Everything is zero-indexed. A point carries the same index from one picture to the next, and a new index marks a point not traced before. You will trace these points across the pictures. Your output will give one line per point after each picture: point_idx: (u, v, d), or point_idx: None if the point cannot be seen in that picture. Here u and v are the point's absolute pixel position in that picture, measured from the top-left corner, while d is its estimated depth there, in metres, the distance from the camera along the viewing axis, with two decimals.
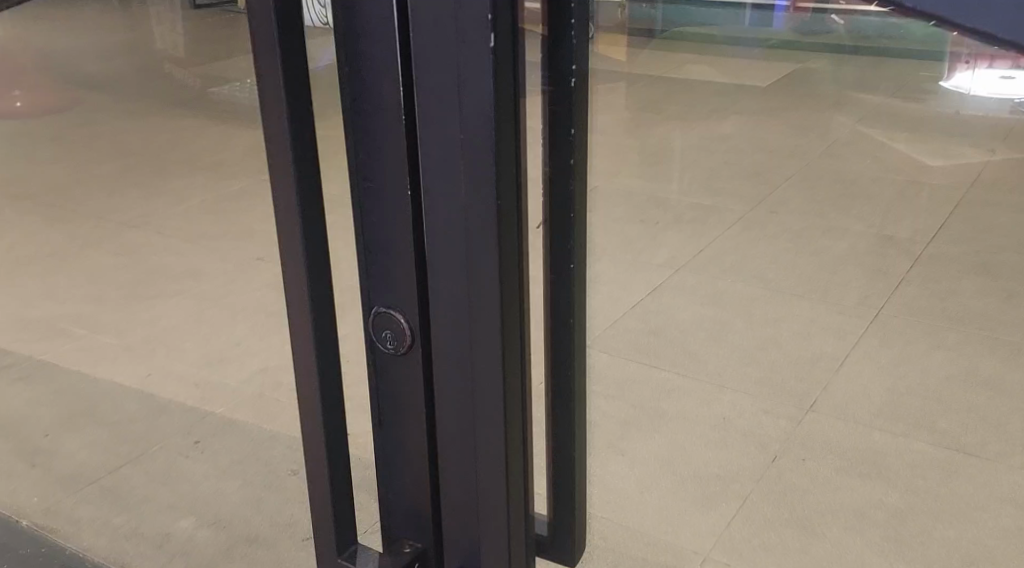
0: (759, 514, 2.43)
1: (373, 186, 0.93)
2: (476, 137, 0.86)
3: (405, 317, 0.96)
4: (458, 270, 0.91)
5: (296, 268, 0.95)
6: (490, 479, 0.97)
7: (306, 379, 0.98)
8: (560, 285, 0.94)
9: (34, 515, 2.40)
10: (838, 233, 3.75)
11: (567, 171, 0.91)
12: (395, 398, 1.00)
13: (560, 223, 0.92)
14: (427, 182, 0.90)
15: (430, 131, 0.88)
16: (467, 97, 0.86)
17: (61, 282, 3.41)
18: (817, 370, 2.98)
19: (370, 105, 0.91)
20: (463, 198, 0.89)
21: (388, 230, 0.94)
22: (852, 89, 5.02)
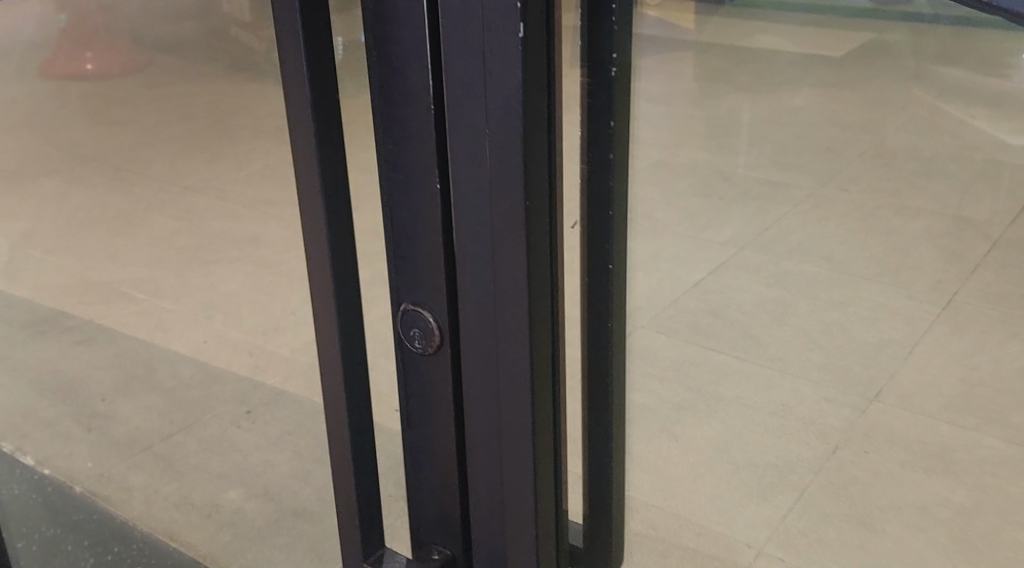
0: (816, 507, 2.37)
1: (401, 179, 0.88)
2: (506, 126, 0.81)
3: (433, 315, 0.91)
4: (486, 270, 0.86)
5: (320, 261, 0.91)
6: (517, 488, 0.92)
7: (330, 373, 0.94)
8: (596, 283, 0.90)
9: (88, 481, 2.44)
10: (911, 212, 3.63)
11: (606, 165, 0.87)
12: (422, 400, 0.95)
13: (597, 216, 0.88)
14: (456, 175, 0.85)
15: (459, 120, 0.83)
16: (495, 87, 0.81)
17: (123, 248, 3.44)
18: (885, 358, 2.89)
19: (398, 93, 0.86)
20: (493, 191, 0.83)
21: (416, 227, 0.89)
22: (933, 61, 4.83)
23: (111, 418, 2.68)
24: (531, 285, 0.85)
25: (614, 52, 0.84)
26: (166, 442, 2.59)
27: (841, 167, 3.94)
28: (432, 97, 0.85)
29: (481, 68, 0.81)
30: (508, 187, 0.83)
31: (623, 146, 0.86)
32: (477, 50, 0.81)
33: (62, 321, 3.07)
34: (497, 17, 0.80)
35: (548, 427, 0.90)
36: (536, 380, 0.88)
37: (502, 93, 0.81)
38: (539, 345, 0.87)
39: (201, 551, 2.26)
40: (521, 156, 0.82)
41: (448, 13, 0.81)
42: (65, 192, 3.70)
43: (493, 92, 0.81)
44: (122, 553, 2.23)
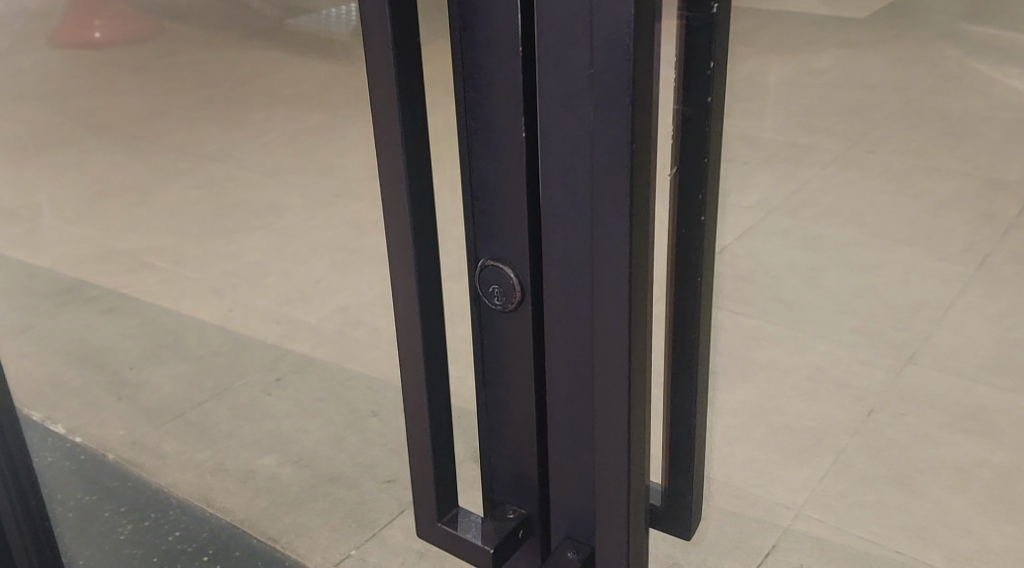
0: (855, 470, 2.34)
1: (483, 128, 0.85)
2: (609, 69, 0.76)
3: (516, 270, 0.87)
4: (580, 223, 0.82)
5: (398, 206, 0.87)
6: (608, 456, 0.87)
7: (409, 334, 0.91)
8: (686, 239, 0.84)
9: (121, 449, 2.44)
10: (940, 173, 3.59)
11: (703, 110, 0.80)
12: (502, 358, 0.93)
13: (691, 167, 0.82)
14: (548, 123, 0.81)
15: (554, 65, 0.79)
16: (599, 26, 0.76)
17: (144, 216, 3.41)
18: (919, 321, 2.86)
19: (484, 36, 0.82)
20: (591, 139, 0.79)
21: (499, 179, 0.86)
22: (962, 21, 4.77)
23: (140, 387, 2.67)
24: (630, 239, 0.80)
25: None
26: (197, 413, 2.57)
27: (869, 132, 3.88)
28: (521, 42, 0.81)
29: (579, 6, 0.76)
30: (608, 134, 0.77)
31: (723, 89, 0.79)
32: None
33: (87, 291, 3.06)
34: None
35: (643, 390, 0.86)
36: (633, 340, 0.83)
37: (604, 32, 0.76)
38: (635, 302, 0.82)
39: (238, 515, 2.24)
40: (627, 100, 0.76)
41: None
42: (84, 161, 3.67)
43: (595, 32, 0.76)
44: (160, 517, 2.21)
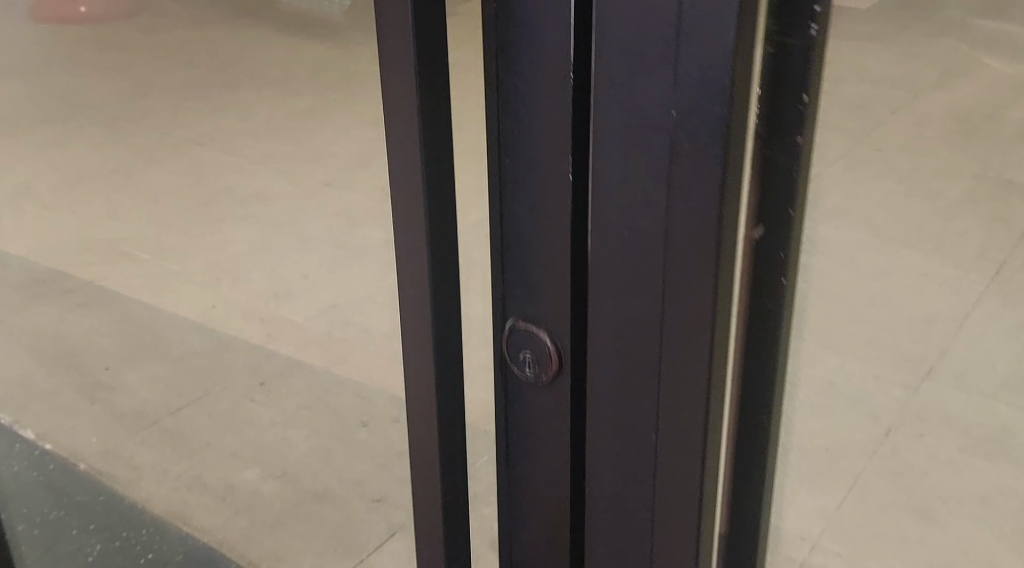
0: (874, 497, 2.21)
1: (521, 173, 0.79)
2: (706, 90, 0.70)
3: (552, 337, 0.82)
4: (653, 265, 0.75)
5: (414, 182, 0.82)
6: (678, 516, 0.80)
7: (424, 383, 0.88)
8: (764, 285, 0.77)
9: (92, 459, 2.28)
10: (951, 174, 3.46)
11: (790, 144, 0.74)
12: (527, 368, 0.85)
13: (773, 208, 0.75)
14: (609, 134, 0.74)
15: (624, 70, 0.72)
16: (690, 50, 0.69)
17: (116, 198, 3.19)
18: (935, 333, 2.72)
19: (525, 71, 0.76)
20: (673, 165, 0.72)
21: (537, 184, 0.79)
22: (971, 14, 4.61)
23: (114, 390, 2.49)
24: (717, 278, 0.73)
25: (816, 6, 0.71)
26: (174, 422, 2.40)
27: (878, 129, 3.70)
28: (572, 36, 0.74)
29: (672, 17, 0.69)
30: (696, 160, 0.71)
31: (812, 123, 0.74)
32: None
33: (54, 279, 2.87)
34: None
35: (717, 443, 0.78)
36: (714, 386, 0.76)
37: (704, 49, 0.69)
38: (718, 347, 0.75)
39: (215, 536, 2.09)
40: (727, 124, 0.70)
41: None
42: (60, 140, 3.40)
43: (686, 44, 0.69)
44: (131, 538, 2.06)
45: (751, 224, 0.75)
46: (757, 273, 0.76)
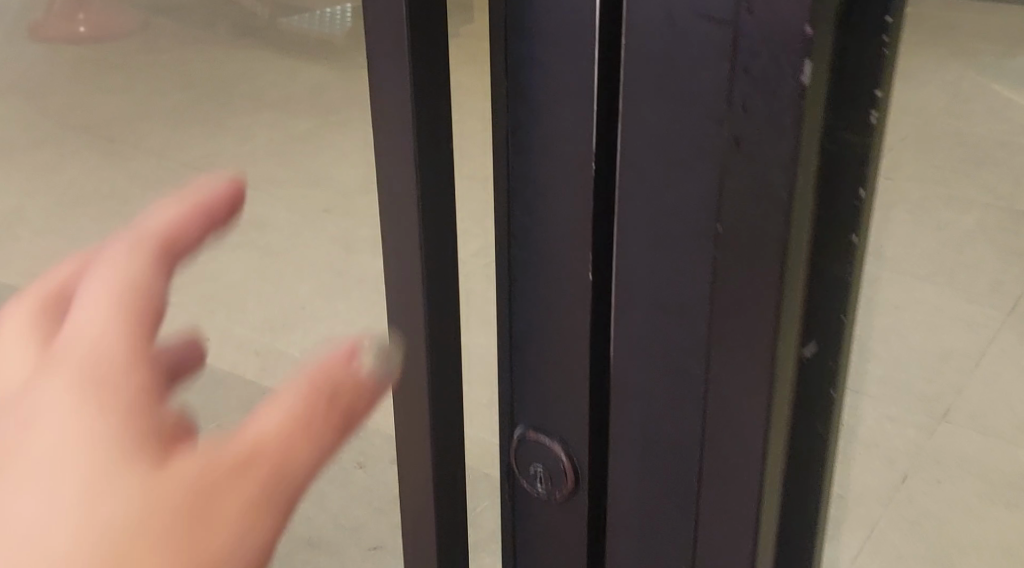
0: (890, 545, 1.97)
1: (534, 254, 0.57)
2: (749, 195, 0.47)
3: (568, 458, 0.61)
4: (676, 428, 0.55)
5: (412, 360, 0.63)
6: None
7: (419, 500, 0.70)
8: (814, 437, 0.57)
9: None
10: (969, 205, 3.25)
11: (846, 255, 0.53)
12: (544, 547, 0.66)
13: (827, 320, 0.54)
14: (639, 273, 0.53)
15: (658, 192, 0.50)
16: (734, 166, 0.47)
17: (55, 74, 2.82)
18: (949, 368, 2.43)
19: (542, 134, 0.54)
20: (714, 298, 0.51)
21: (552, 280, 0.57)
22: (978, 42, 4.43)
23: None
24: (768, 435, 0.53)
25: (886, 33, 0.48)
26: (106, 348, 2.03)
27: None
28: (596, 154, 0.52)
29: (702, 104, 0.47)
30: (735, 305, 0.50)
31: (867, 223, 0.53)
32: (709, 86, 0.46)
33: None
34: (753, 29, 0.44)
35: None
36: None
37: (746, 146, 0.47)
38: (764, 529, 0.56)
39: None
40: (778, 241, 0.48)
41: (665, 26, 0.47)
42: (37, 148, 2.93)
43: (727, 151, 0.47)
44: None
45: (801, 344, 0.53)
46: (806, 403, 0.56)
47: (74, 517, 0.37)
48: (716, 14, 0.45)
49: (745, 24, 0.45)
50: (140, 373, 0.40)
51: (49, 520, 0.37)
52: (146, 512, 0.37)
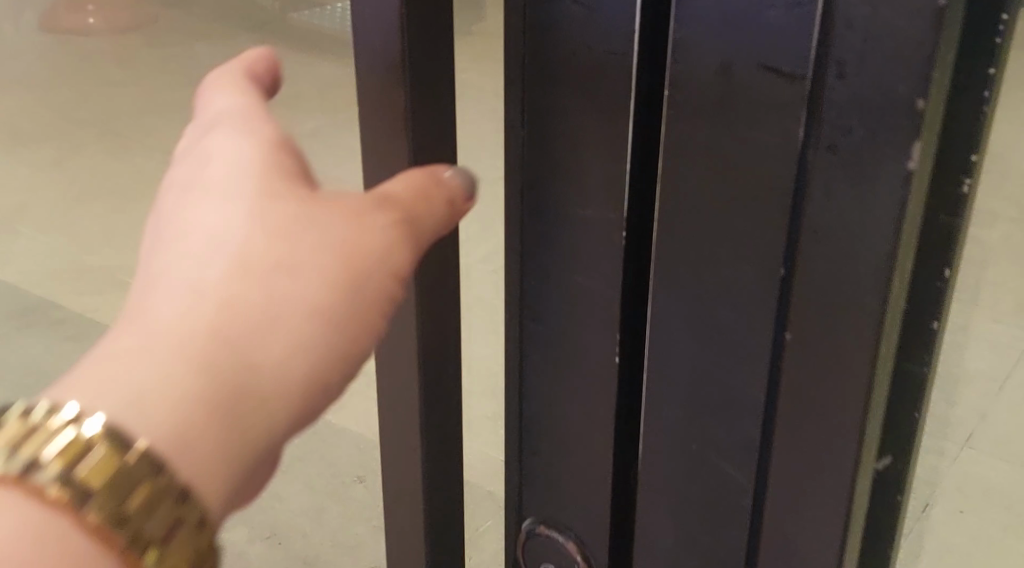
0: None
1: (551, 326, 0.49)
2: (827, 297, 0.38)
3: (587, 558, 0.52)
4: (719, 552, 0.46)
5: (406, 468, 0.53)
6: None
7: None
8: (878, 559, 0.48)
9: None
10: None
11: (927, 356, 0.44)
12: None
13: (902, 426, 0.45)
14: (679, 377, 0.44)
15: (705, 278, 0.41)
16: (809, 262, 0.38)
17: None
18: None
19: (564, 190, 0.45)
20: (779, 421, 0.41)
21: (570, 360, 0.49)
22: None
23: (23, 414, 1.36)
24: None
25: (989, 87, 0.39)
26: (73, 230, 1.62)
27: None
28: (627, 218, 0.44)
29: (766, 175, 0.38)
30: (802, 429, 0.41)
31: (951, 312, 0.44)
32: (777, 156, 0.37)
33: None
34: (839, 92, 0.35)
35: None
36: None
37: (824, 235, 0.37)
38: None
39: None
40: (865, 361, 0.38)
41: (721, 83, 0.38)
42: None
43: (795, 235, 0.38)
44: None
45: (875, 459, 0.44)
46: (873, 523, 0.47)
47: (236, 253, 0.36)
48: (787, 68, 0.36)
49: (829, 85, 0.35)
50: (291, 142, 0.40)
51: (212, 256, 0.36)
52: (305, 247, 0.37)
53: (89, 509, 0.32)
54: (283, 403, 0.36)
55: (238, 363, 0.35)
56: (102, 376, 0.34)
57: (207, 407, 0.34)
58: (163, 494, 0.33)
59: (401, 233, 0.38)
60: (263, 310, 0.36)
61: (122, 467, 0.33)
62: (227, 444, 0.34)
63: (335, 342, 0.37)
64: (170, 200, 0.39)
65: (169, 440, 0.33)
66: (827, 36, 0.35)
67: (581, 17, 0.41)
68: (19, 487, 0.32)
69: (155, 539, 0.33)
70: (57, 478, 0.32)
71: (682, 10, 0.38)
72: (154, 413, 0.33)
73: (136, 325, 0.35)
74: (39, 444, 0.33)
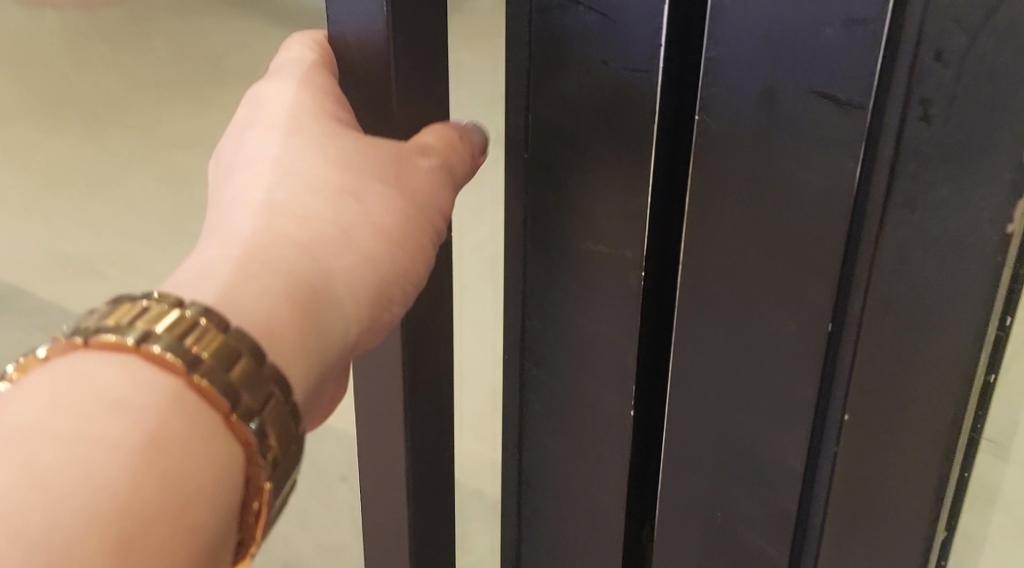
0: None
1: (557, 370, 0.43)
2: (891, 366, 0.34)
3: None
4: None
5: (390, 506, 0.48)
6: None
7: None
8: None
9: None
10: None
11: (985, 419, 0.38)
12: None
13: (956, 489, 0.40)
14: (702, 440, 0.38)
15: (738, 332, 0.36)
16: (868, 322, 0.33)
17: None
18: None
19: (576, 224, 0.40)
20: (830, 512, 0.36)
21: (579, 408, 0.43)
22: None
23: None
24: None
25: None
26: None
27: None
28: (647, 255, 0.39)
29: (815, 222, 0.33)
30: (853, 501, 0.36)
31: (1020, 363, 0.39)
32: (827, 199, 0.32)
33: None
34: (917, 137, 0.30)
35: None
36: None
37: (896, 306, 0.33)
38: None
39: None
40: (946, 407, 0.35)
41: (766, 112, 0.32)
42: None
43: (847, 289, 0.33)
44: None
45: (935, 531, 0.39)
46: None
47: (306, 171, 0.34)
48: (843, 95, 0.31)
49: (893, 125, 0.30)
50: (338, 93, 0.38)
51: (282, 173, 0.34)
52: (376, 165, 0.35)
53: (202, 375, 0.28)
54: (356, 311, 0.33)
55: (316, 269, 0.32)
56: (185, 282, 0.31)
57: (291, 300, 0.31)
58: (259, 375, 0.29)
59: (444, 177, 0.36)
60: (335, 220, 0.33)
61: (227, 340, 0.29)
62: (305, 344, 0.31)
63: (397, 260, 0.34)
64: (229, 147, 0.36)
65: (259, 327, 0.30)
66: (894, 59, 0.30)
67: (598, 29, 0.36)
68: (134, 354, 0.29)
69: (252, 413, 0.29)
70: (171, 347, 0.28)
71: (715, 26, 0.33)
72: (244, 300, 0.31)
73: (214, 240, 0.33)
74: (148, 319, 0.29)
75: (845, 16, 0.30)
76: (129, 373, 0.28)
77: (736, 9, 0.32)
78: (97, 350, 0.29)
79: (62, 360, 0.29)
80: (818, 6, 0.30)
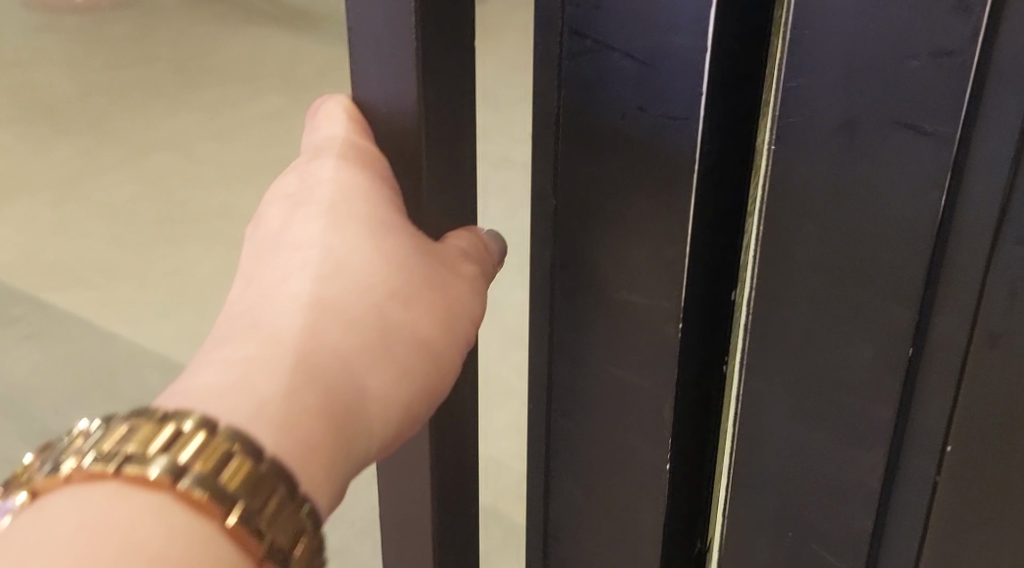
0: None
1: (588, 415, 0.41)
2: (1000, 403, 0.33)
3: None
4: None
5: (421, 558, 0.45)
6: None
7: None
8: None
9: None
10: None
11: None
12: None
13: None
14: (775, 460, 0.38)
15: (814, 355, 0.35)
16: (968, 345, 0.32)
17: None
18: None
19: (611, 266, 0.38)
20: (926, 540, 0.36)
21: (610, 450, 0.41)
22: None
23: None
24: None
25: None
26: None
27: None
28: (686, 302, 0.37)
29: (898, 250, 0.32)
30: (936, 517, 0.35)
31: None
32: (915, 219, 0.32)
33: None
34: None
35: None
36: None
37: (1004, 341, 0.32)
38: None
39: None
40: None
41: (842, 141, 0.32)
42: None
43: (933, 316, 0.33)
44: None
45: None
46: None
47: (353, 268, 0.32)
48: (927, 125, 0.31)
49: (997, 158, 0.30)
50: None
51: (324, 262, 0.32)
52: (420, 269, 0.32)
53: (235, 520, 0.26)
54: (386, 428, 0.31)
55: (353, 387, 0.30)
56: (219, 383, 0.29)
57: (329, 422, 0.29)
58: (293, 514, 0.27)
59: (479, 285, 0.34)
60: (382, 332, 0.31)
61: (260, 473, 0.27)
62: (337, 470, 0.29)
63: (435, 379, 0.32)
64: (277, 213, 0.34)
65: (296, 450, 0.28)
66: (986, 88, 0.30)
67: (636, 77, 0.34)
68: (162, 489, 0.26)
69: (282, 558, 0.27)
70: (203, 483, 0.26)
71: (793, 54, 0.32)
72: (284, 418, 0.28)
73: (253, 330, 0.30)
74: (175, 448, 0.26)
75: (930, 48, 0.30)
76: (158, 513, 0.25)
77: (817, 42, 0.31)
78: (122, 480, 0.26)
79: (80, 491, 0.26)
80: (901, 38, 0.30)
